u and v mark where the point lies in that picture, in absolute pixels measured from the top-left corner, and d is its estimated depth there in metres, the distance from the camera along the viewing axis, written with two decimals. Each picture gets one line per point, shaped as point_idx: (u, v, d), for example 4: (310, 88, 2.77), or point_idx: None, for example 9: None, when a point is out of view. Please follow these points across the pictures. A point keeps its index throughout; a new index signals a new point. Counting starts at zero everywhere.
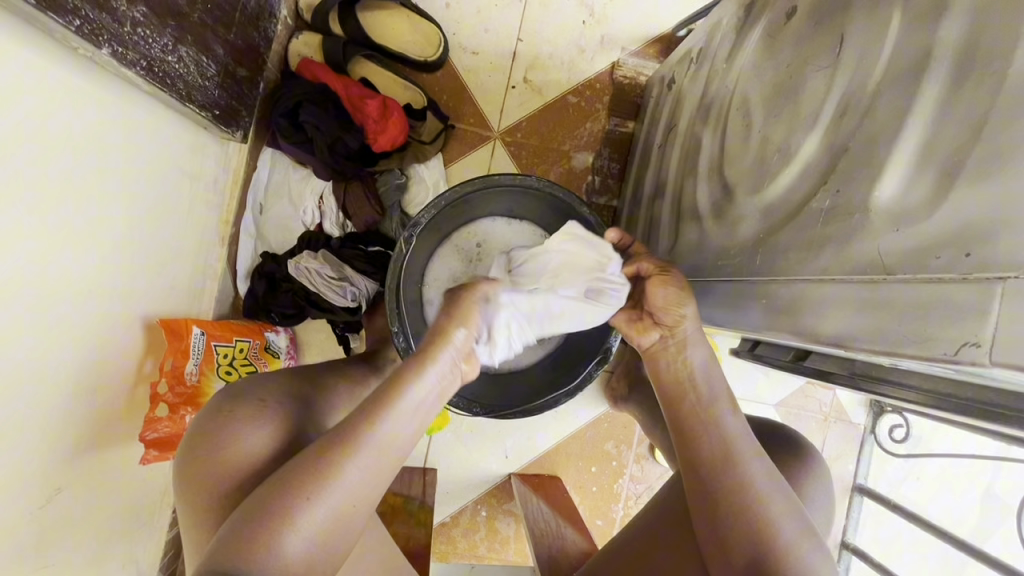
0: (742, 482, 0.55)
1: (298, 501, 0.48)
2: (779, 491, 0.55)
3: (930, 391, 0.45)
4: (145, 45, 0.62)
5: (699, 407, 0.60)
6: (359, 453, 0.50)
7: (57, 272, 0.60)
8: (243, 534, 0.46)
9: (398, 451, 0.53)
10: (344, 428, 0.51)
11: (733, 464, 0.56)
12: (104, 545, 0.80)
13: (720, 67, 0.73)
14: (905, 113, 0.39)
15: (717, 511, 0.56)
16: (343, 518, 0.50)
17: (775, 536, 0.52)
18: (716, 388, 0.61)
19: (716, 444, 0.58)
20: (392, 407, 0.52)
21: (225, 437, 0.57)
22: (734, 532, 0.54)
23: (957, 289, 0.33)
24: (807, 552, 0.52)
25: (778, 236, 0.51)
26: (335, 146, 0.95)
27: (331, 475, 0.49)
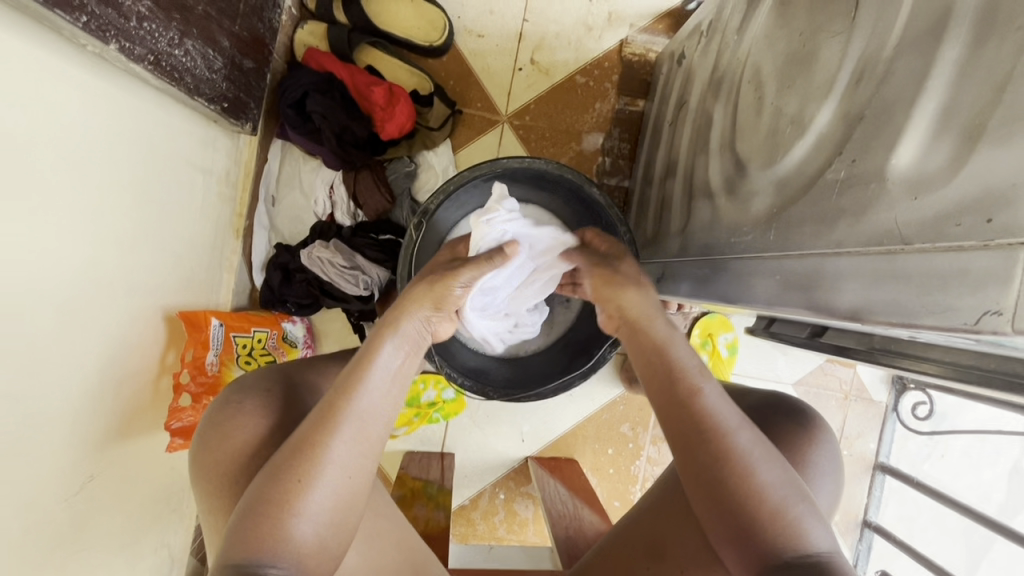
0: (722, 449, 0.53)
1: (295, 486, 0.49)
2: (769, 459, 0.53)
3: (952, 364, 0.43)
4: (152, 38, 0.62)
5: (669, 371, 0.59)
6: (344, 426, 0.52)
7: (76, 268, 0.61)
8: (249, 524, 0.47)
9: (381, 420, 0.55)
10: (325, 404, 0.53)
11: (710, 434, 0.54)
12: (135, 531, 0.83)
13: (731, 38, 0.71)
14: (924, 77, 0.37)
15: (706, 486, 0.54)
16: (346, 495, 0.51)
17: (761, 504, 0.50)
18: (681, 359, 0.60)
19: (685, 410, 0.56)
20: (368, 378, 0.55)
21: (231, 430, 0.58)
22: (722, 505, 0.53)
23: (978, 256, 0.32)
24: (800, 515, 0.50)
25: (792, 211, 0.50)
26: (344, 135, 0.96)
27: (320, 454, 0.50)
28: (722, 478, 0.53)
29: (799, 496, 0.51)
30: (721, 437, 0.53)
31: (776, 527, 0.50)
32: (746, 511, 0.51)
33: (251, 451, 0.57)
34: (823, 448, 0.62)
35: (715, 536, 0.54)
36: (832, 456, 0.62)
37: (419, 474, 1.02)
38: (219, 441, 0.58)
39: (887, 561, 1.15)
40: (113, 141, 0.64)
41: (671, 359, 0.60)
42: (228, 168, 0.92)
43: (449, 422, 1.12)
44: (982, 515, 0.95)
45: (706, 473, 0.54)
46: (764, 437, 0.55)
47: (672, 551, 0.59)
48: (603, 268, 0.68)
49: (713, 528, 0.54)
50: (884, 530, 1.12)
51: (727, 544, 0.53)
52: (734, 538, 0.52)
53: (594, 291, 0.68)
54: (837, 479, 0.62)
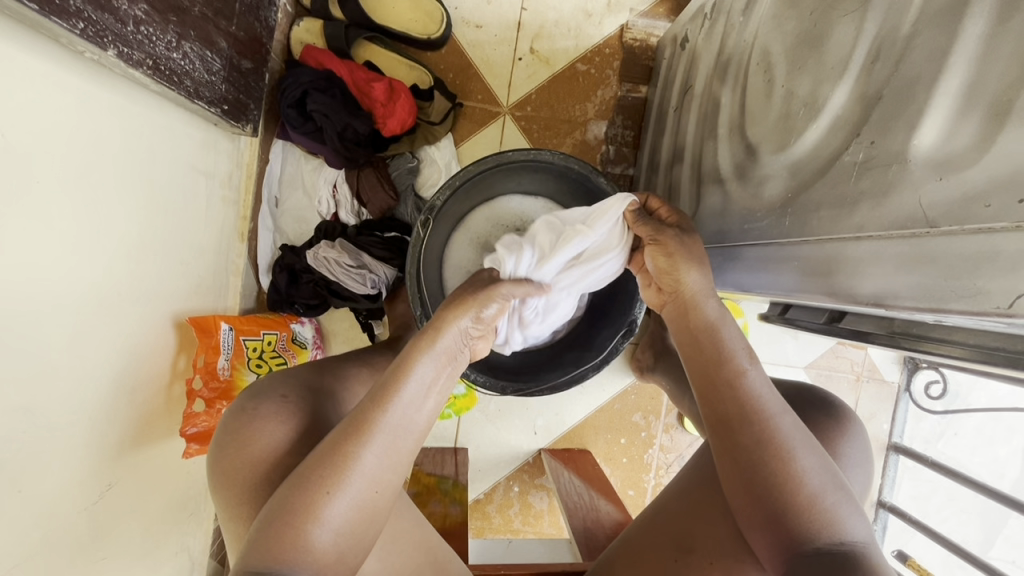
0: (766, 435, 0.53)
1: (321, 495, 0.49)
2: (809, 446, 0.53)
3: (977, 347, 0.43)
4: (149, 43, 0.61)
5: (720, 357, 0.58)
6: (376, 440, 0.52)
7: (84, 277, 0.61)
8: (271, 530, 0.48)
9: (415, 431, 0.55)
10: (357, 416, 0.52)
11: (755, 419, 0.54)
12: (156, 537, 0.83)
13: (737, 20, 0.69)
14: (946, 54, 0.36)
15: (742, 474, 0.54)
16: (368, 505, 0.51)
17: (797, 493, 0.51)
18: (732, 345, 0.58)
19: (737, 395, 0.55)
20: (400, 390, 0.54)
21: (249, 437, 0.58)
22: (756, 491, 0.53)
23: (1012, 238, 0.31)
24: (835, 505, 0.51)
25: (808, 195, 0.49)
26: (346, 133, 0.94)
27: (352, 464, 0.50)
28: (760, 465, 0.52)
29: (836, 486, 0.51)
30: (764, 424, 0.53)
31: (809, 516, 0.50)
32: (782, 497, 0.51)
33: (267, 455, 0.57)
34: (850, 436, 0.61)
35: (745, 522, 0.54)
36: (859, 443, 0.62)
37: (434, 470, 1.02)
38: (234, 447, 0.58)
39: (902, 540, 1.15)
40: (115, 147, 0.63)
41: (719, 342, 0.59)
42: (230, 171, 0.91)
43: (461, 417, 1.12)
44: (997, 492, 0.95)
45: (747, 463, 0.53)
46: (807, 428, 0.55)
47: (701, 541, 0.59)
48: (664, 243, 0.61)
49: (744, 514, 0.54)
50: (898, 510, 1.13)
51: (758, 530, 0.53)
52: (766, 525, 0.52)
53: (654, 267, 0.62)
54: (866, 468, 0.62)
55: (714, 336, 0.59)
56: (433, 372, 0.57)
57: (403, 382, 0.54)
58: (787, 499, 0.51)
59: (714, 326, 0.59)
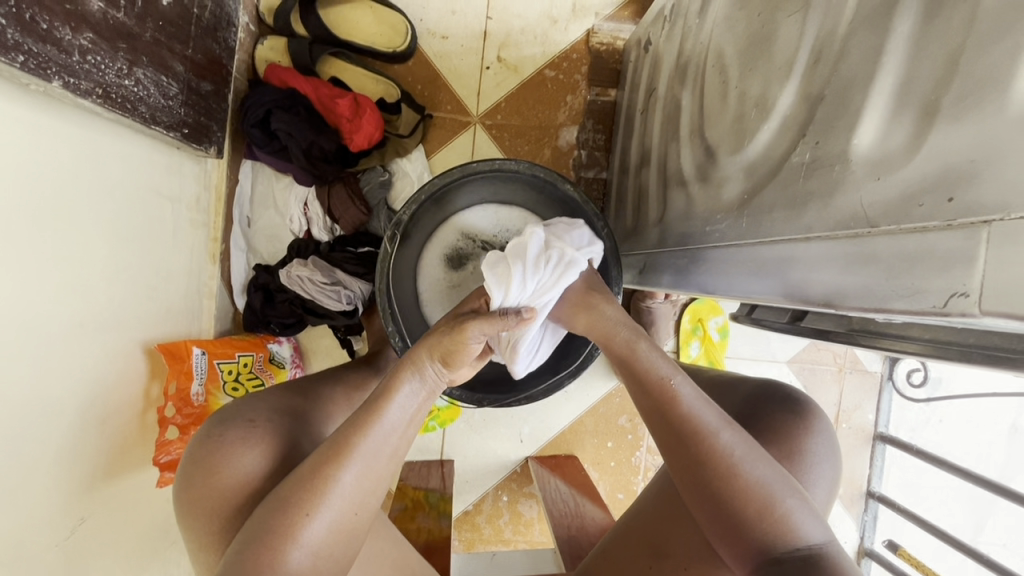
0: (706, 453, 0.52)
1: (298, 518, 0.48)
2: (755, 456, 0.52)
3: (931, 341, 0.43)
4: (98, 71, 0.60)
5: (642, 382, 0.58)
6: (356, 463, 0.50)
7: (44, 310, 0.60)
8: (246, 556, 0.47)
9: (394, 452, 0.54)
10: (338, 438, 0.51)
11: (690, 440, 0.53)
12: (136, 567, 0.82)
13: (693, 22, 0.69)
14: (878, 54, 0.37)
15: (694, 490, 0.53)
16: (346, 529, 0.50)
17: (748, 505, 0.50)
18: (662, 365, 0.57)
19: (669, 418, 0.54)
20: (383, 412, 0.53)
21: (217, 464, 0.57)
22: (711, 505, 0.52)
23: (941, 235, 0.31)
24: (792, 510, 0.50)
25: (762, 196, 0.50)
26: (312, 151, 0.94)
27: (329, 488, 0.49)
28: (707, 480, 0.52)
29: (788, 490, 0.51)
30: (703, 442, 0.52)
31: (765, 525, 0.50)
32: (735, 509, 0.51)
33: (240, 482, 0.56)
34: (816, 433, 0.61)
35: (708, 532, 0.54)
36: (827, 440, 0.62)
37: (419, 483, 1.01)
38: (205, 475, 0.57)
39: (893, 530, 1.15)
40: (70, 177, 0.62)
41: (642, 368, 0.58)
42: (197, 193, 0.91)
43: (446, 428, 1.12)
44: (983, 478, 0.95)
45: (693, 481, 0.53)
46: (746, 433, 0.54)
47: (674, 549, 0.59)
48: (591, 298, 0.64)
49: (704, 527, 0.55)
50: (888, 499, 1.11)
51: (721, 540, 0.53)
52: (725, 537, 0.53)
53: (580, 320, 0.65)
54: (835, 465, 0.62)
55: (633, 362, 0.59)
56: (413, 398, 0.56)
57: (389, 403, 0.54)
58: (740, 510, 0.51)
59: (630, 354, 0.60)
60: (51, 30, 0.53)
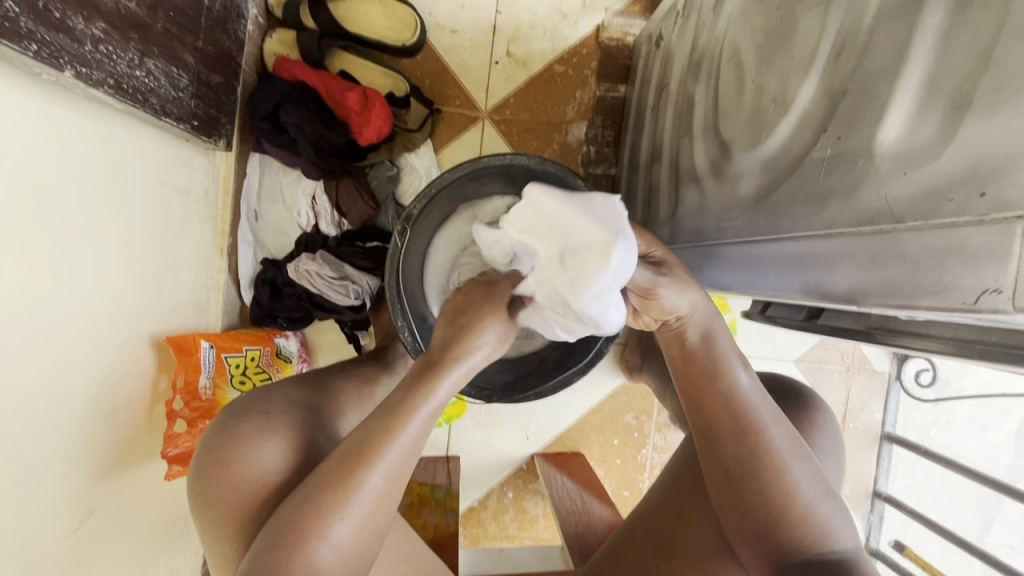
0: (758, 453, 0.51)
1: (326, 519, 0.47)
2: (802, 459, 0.51)
3: (952, 339, 0.42)
4: (110, 61, 0.60)
5: (711, 367, 0.53)
6: (382, 466, 0.49)
7: (53, 301, 0.59)
8: (275, 558, 0.47)
9: (421, 451, 0.51)
10: (363, 439, 0.49)
11: (744, 438, 0.51)
12: (144, 559, 0.82)
13: (708, 17, 0.69)
14: (906, 47, 0.36)
15: (738, 487, 0.52)
16: (373, 531, 0.50)
17: (790, 508, 0.50)
18: (727, 354, 0.53)
19: (727, 414, 0.52)
20: (415, 411, 0.50)
21: (233, 455, 0.57)
22: (748, 505, 0.52)
23: (973, 231, 0.30)
24: (829, 515, 0.51)
25: (780, 191, 0.49)
26: (321, 144, 0.93)
27: (356, 497, 0.48)
28: (752, 482, 0.51)
29: (829, 496, 0.51)
30: (754, 442, 0.51)
31: (803, 527, 0.50)
32: (774, 511, 0.51)
33: (248, 474, 0.56)
34: (822, 428, 0.61)
35: (734, 529, 0.55)
36: (832, 434, 0.62)
37: (426, 479, 1.01)
38: (215, 469, 0.57)
39: (899, 531, 1.15)
40: (81, 169, 0.62)
41: (714, 355, 0.53)
42: (205, 186, 0.90)
43: (452, 424, 1.11)
44: (991, 479, 0.94)
45: (737, 481, 0.52)
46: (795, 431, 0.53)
47: (682, 546, 0.59)
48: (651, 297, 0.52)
49: (729, 517, 0.55)
50: (895, 500, 1.12)
51: (748, 537, 0.53)
52: (755, 534, 0.53)
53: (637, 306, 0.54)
54: (840, 458, 0.62)
55: (698, 352, 0.54)
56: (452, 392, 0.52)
57: (424, 400, 0.50)
58: (779, 513, 0.51)
59: (707, 333, 0.54)
60: (64, 19, 0.53)
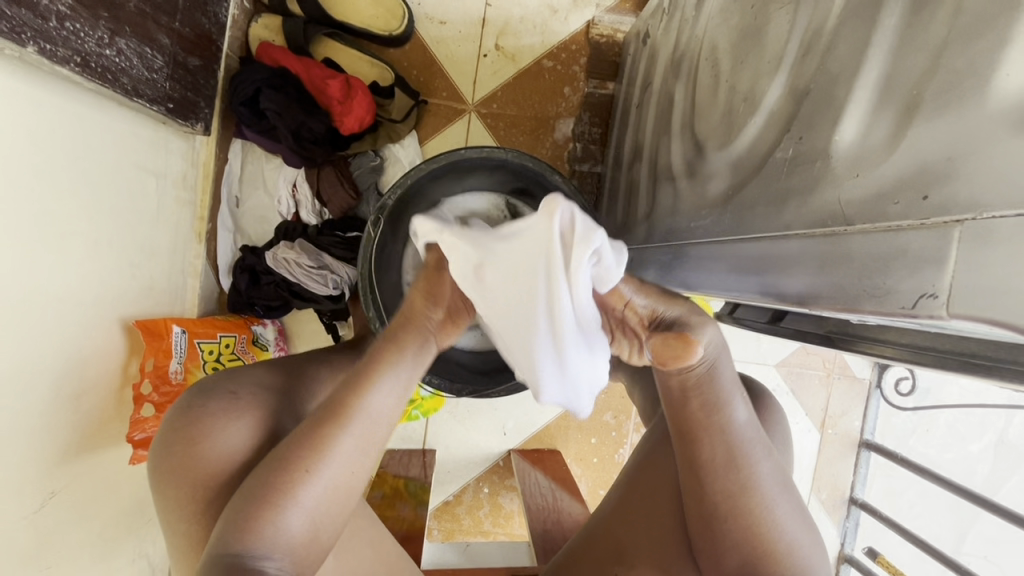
0: (750, 483, 0.50)
1: (300, 479, 0.48)
2: (783, 492, 0.51)
3: (907, 346, 0.42)
4: (77, 39, 0.59)
5: (711, 406, 0.49)
6: (353, 425, 0.50)
7: (14, 279, 0.59)
8: (247, 517, 0.46)
9: (389, 420, 0.53)
10: (337, 400, 0.51)
11: (740, 469, 0.50)
12: (108, 544, 0.82)
13: (690, 14, 0.68)
14: (865, 47, 0.35)
15: (718, 516, 0.51)
16: (344, 493, 0.50)
17: (772, 541, 0.51)
18: (727, 387, 0.49)
19: (723, 449, 0.50)
20: (382, 374, 0.52)
21: (200, 433, 0.56)
22: (727, 535, 0.51)
23: (914, 234, 0.30)
24: (806, 541, 0.52)
25: (747, 192, 0.49)
26: (301, 132, 0.92)
27: (328, 449, 0.49)
28: (736, 514, 0.50)
29: (806, 523, 0.53)
30: (748, 474, 0.50)
31: (778, 557, 0.51)
32: (752, 541, 0.51)
33: (218, 451, 0.56)
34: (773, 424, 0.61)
35: (704, 552, 0.54)
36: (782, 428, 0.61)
37: (400, 472, 1.01)
38: (168, 456, 0.56)
39: (873, 538, 1.15)
40: (46, 147, 0.61)
41: (716, 393, 0.49)
42: (184, 170, 0.90)
43: (429, 417, 1.11)
44: (961, 488, 0.94)
45: (717, 511, 0.51)
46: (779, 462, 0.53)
47: (637, 556, 0.58)
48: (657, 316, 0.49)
49: (701, 539, 0.54)
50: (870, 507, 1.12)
51: (712, 559, 0.53)
52: (720, 561, 0.53)
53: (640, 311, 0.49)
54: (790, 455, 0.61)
55: (700, 392, 0.49)
56: (411, 364, 0.54)
57: (391, 362, 0.53)
58: (757, 542, 0.51)
59: (710, 379, 0.48)
60: None
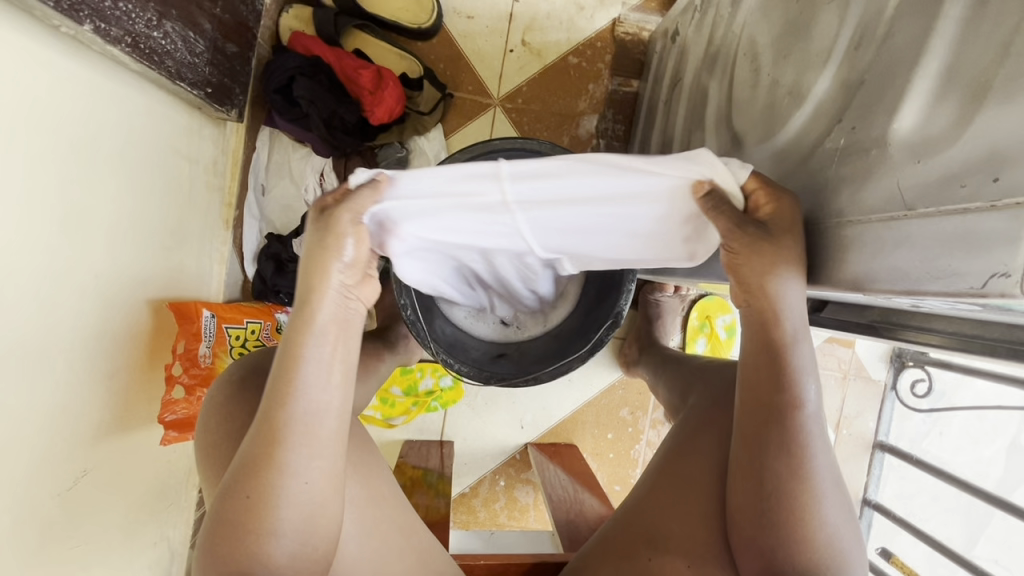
0: (806, 472, 0.49)
1: (257, 507, 0.44)
2: (834, 485, 0.50)
3: (956, 335, 0.43)
4: (128, 19, 0.60)
5: (778, 382, 0.49)
6: (290, 440, 0.45)
7: (57, 256, 0.59)
8: (220, 549, 0.44)
9: (331, 418, 0.47)
10: (264, 419, 0.45)
11: (797, 454, 0.49)
12: (133, 525, 0.82)
13: (726, 11, 0.69)
14: (926, 37, 0.36)
15: (762, 503, 0.49)
16: (314, 506, 0.46)
17: (816, 534, 0.48)
18: (799, 364, 0.49)
19: (783, 427, 0.49)
20: (297, 380, 0.46)
21: (229, 418, 0.56)
22: (772, 525, 0.49)
23: (985, 216, 0.31)
24: (844, 542, 0.49)
25: (792, 182, 0.49)
26: (332, 121, 0.93)
27: (274, 471, 0.44)
28: (789, 498, 0.49)
29: (849, 525, 0.50)
30: (806, 462, 0.49)
31: (820, 553, 0.48)
32: (795, 534, 0.48)
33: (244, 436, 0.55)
34: None
35: (739, 545, 0.52)
36: None
37: (419, 463, 1.01)
38: (220, 421, 0.56)
39: (886, 538, 1.16)
40: (92, 125, 0.62)
41: (786, 369, 0.49)
42: (214, 156, 0.91)
43: (448, 409, 1.11)
44: (974, 487, 0.95)
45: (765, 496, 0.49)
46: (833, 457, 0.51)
47: (672, 544, 0.56)
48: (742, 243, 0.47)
49: (739, 529, 0.52)
50: (882, 507, 1.14)
51: (747, 553, 0.51)
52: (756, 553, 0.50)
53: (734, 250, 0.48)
54: None
55: (779, 363, 0.49)
56: (326, 351, 0.47)
57: (299, 365, 0.46)
58: (799, 536, 0.48)
59: (786, 346, 0.48)
60: None
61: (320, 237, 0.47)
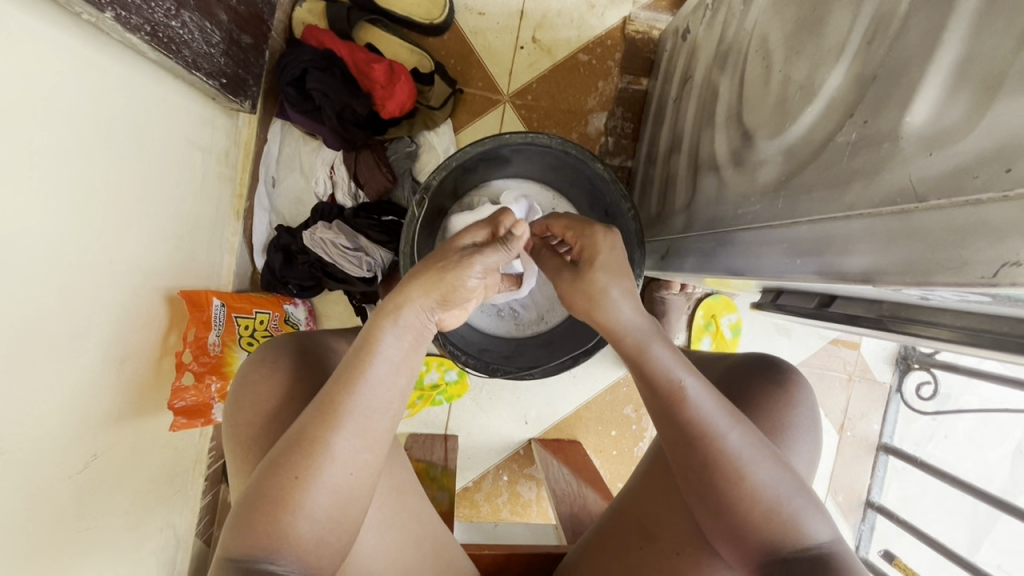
0: (715, 456, 0.50)
1: (297, 488, 0.44)
2: (766, 460, 0.50)
3: (964, 329, 0.43)
4: (148, 9, 0.61)
5: (652, 386, 0.53)
6: (347, 426, 0.46)
7: (73, 240, 0.60)
8: (247, 522, 0.44)
9: (388, 412, 0.48)
10: (326, 400, 0.46)
11: (698, 443, 0.50)
12: (141, 511, 0.83)
13: (738, 8, 0.69)
14: (939, 30, 0.37)
15: (700, 490, 0.51)
16: (345, 493, 0.46)
17: (754, 508, 0.49)
18: (663, 363, 0.52)
19: (675, 420, 0.51)
20: (367, 370, 0.47)
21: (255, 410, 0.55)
22: (717, 509, 0.50)
23: (997, 206, 0.31)
24: (797, 510, 0.49)
25: (802, 176, 0.50)
26: (344, 113, 0.94)
27: (324, 453, 0.45)
28: (712, 482, 0.50)
29: (796, 492, 0.50)
30: (714, 445, 0.50)
31: (771, 526, 0.49)
32: (739, 511, 0.49)
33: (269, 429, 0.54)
34: (796, 405, 0.59)
35: (708, 529, 0.52)
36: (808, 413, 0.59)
37: (423, 455, 1.01)
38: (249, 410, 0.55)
39: (889, 541, 1.15)
40: (110, 112, 0.63)
41: (650, 372, 0.53)
42: (227, 147, 0.91)
43: (452, 403, 1.12)
44: (977, 489, 0.95)
45: (698, 483, 0.51)
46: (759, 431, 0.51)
47: (664, 530, 0.57)
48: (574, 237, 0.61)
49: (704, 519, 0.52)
50: (886, 510, 1.12)
51: (721, 537, 0.52)
52: (724, 536, 0.51)
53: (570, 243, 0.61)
54: (814, 438, 0.59)
55: (643, 368, 0.54)
56: (393, 350, 0.49)
57: (369, 360, 0.48)
58: (745, 511, 0.49)
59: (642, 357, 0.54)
60: None
61: (441, 268, 0.52)
